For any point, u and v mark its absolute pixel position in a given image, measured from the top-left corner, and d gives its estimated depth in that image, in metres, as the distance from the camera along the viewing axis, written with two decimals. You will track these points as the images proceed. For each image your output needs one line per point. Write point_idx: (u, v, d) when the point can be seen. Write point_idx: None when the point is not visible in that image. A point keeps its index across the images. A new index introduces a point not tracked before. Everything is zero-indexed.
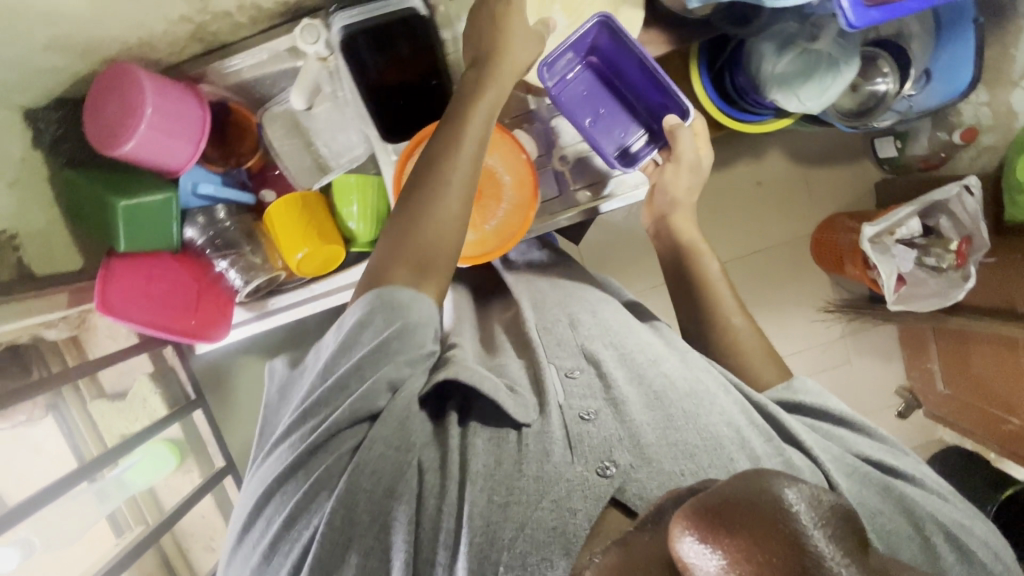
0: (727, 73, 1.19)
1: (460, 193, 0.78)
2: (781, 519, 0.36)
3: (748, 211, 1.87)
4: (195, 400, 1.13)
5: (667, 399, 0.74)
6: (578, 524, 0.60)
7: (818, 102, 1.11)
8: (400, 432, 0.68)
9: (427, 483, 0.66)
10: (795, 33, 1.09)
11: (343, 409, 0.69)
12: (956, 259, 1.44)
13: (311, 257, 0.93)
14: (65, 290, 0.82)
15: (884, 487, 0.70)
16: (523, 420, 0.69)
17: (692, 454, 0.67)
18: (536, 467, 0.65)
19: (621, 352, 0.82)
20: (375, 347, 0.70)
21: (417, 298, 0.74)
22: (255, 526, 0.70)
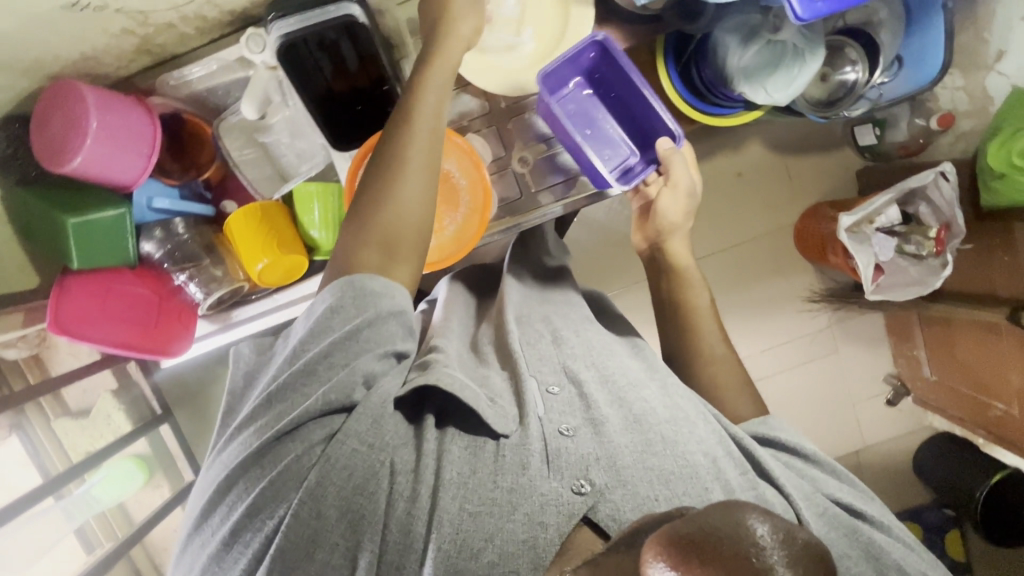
0: (694, 67, 1.17)
1: (419, 219, 0.77)
2: (745, 541, 0.40)
3: (730, 203, 1.85)
4: (161, 415, 1.17)
5: (646, 422, 0.75)
6: (547, 539, 0.62)
7: (785, 94, 1.09)
8: (374, 432, 0.67)
9: (399, 485, 0.65)
10: (758, 24, 1.08)
11: (317, 397, 0.66)
12: (934, 246, 1.43)
13: (272, 267, 0.93)
14: (22, 309, 0.82)
15: (850, 529, 0.72)
16: (502, 435, 0.70)
17: (667, 478, 0.68)
18: (506, 478, 0.66)
19: (603, 374, 0.83)
20: (353, 333, 0.68)
21: (392, 286, 0.72)
22: (213, 517, 0.67)
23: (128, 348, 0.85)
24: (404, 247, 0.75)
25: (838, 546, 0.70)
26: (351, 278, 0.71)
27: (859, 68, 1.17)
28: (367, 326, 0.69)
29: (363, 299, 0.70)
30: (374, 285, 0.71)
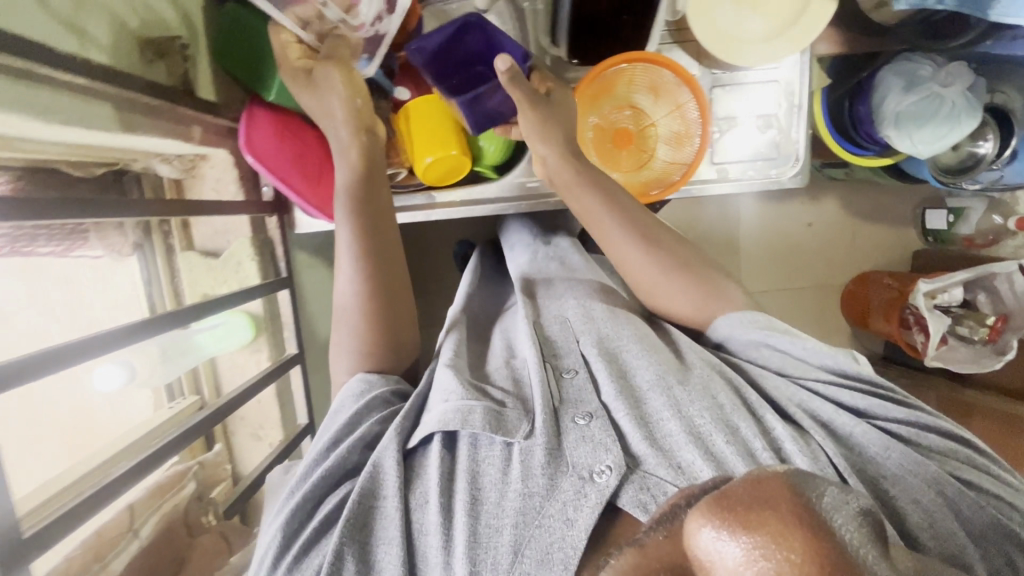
0: (847, 102, 1.22)
1: (397, 288, 0.74)
2: (802, 500, 0.28)
3: (792, 254, 1.81)
4: (286, 280, 0.88)
5: (656, 394, 0.62)
6: (576, 536, 0.50)
7: (929, 149, 1.13)
8: (373, 480, 0.58)
9: (418, 522, 0.56)
10: (924, 77, 1.13)
11: (326, 467, 0.60)
12: (990, 333, 1.44)
13: (437, 165, 0.90)
14: (160, 118, 0.65)
15: (885, 451, 0.56)
16: (505, 437, 0.59)
17: (686, 444, 0.56)
18: (521, 484, 0.55)
19: (608, 346, 0.70)
20: (358, 415, 0.64)
21: (386, 377, 0.70)
22: None
23: (296, 194, 0.79)
24: (391, 338, 0.72)
25: (876, 464, 0.56)
26: (365, 374, 0.69)
27: (991, 143, 1.21)
28: (369, 409, 0.65)
29: (391, 379, 0.70)
30: (377, 377, 0.69)
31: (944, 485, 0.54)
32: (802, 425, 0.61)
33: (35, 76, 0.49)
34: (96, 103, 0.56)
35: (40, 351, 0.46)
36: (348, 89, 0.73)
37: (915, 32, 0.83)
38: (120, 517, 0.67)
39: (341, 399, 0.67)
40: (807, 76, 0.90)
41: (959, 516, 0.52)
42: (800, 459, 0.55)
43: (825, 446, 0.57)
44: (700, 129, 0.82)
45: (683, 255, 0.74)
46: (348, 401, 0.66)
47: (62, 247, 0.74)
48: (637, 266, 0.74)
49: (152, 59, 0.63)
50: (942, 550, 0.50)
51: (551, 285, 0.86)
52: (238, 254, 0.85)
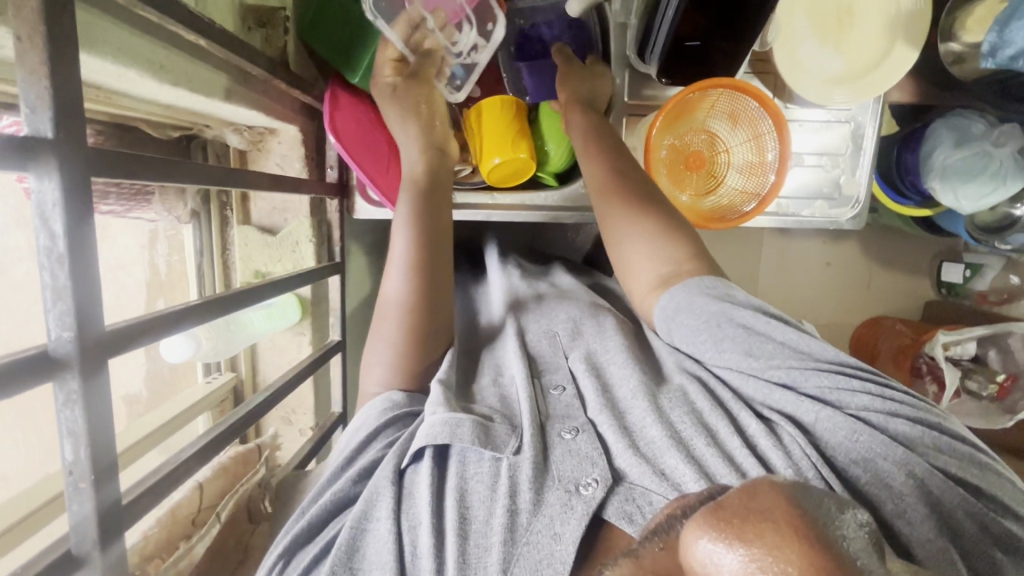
0: (897, 148, 1.25)
1: (438, 299, 0.72)
2: (801, 513, 0.28)
3: (808, 292, 1.80)
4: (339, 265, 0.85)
5: (638, 403, 0.60)
6: (565, 550, 0.47)
7: (971, 205, 1.14)
8: (370, 501, 0.54)
9: (411, 540, 0.51)
10: (976, 134, 1.14)
11: (323, 502, 0.56)
12: (999, 390, 1.47)
13: (504, 167, 0.89)
14: (252, 87, 0.64)
15: (851, 437, 0.52)
16: (494, 451, 0.56)
17: (669, 447, 0.54)
18: (507, 500, 0.51)
19: (595, 362, 0.69)
20: (370, 436, 0.61)
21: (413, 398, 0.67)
22: None
23: (365, 176, 0.77)
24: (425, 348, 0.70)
25: (842, 450, 0.53)
26: (390, 392, 0.66)
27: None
28: (383, 428, 0.62)
29: (415, 400, 0.66)
30: (403, 396, 0.66)
31: (914, 469, 0.50)
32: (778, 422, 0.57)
33: (160, 35, 0.48)
34: (203, 67, 0.54)
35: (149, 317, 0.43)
36: (424, 109, 0.75)
37: (990, 90, 0.84)
38: (190, 494, 0.63)
39: (357, 420, 0.65)
40: (879, 121, 0.91)
41: (929, 501, 0.49)
42: (778, 461, 0.52)
43: (804, 445, 0.53)
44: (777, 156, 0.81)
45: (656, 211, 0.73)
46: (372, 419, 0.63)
47: (124, 208, 0.73)
48: (628, 237, 0.72)
49: (253, 27, 0.63)
50: (921, 539, 0.48)
51: (544, 304, 0.84)
52: (295, 233, 0.83)
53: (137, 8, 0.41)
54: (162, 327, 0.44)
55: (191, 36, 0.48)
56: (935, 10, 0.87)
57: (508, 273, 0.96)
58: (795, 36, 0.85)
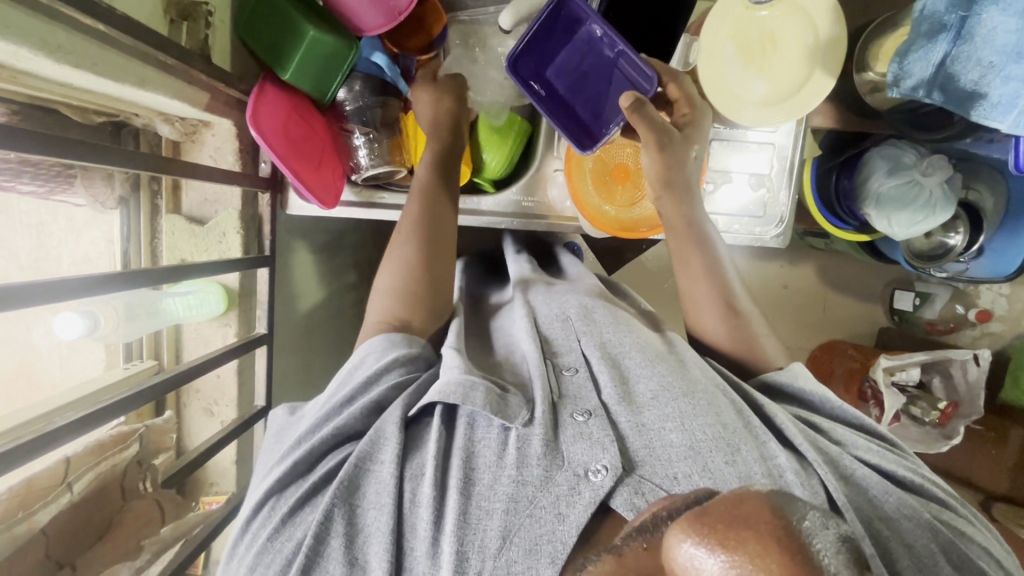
0: (835, 174, 1.29)
1: (434, 286, 0.76)
2: (783, 523, 0.29)
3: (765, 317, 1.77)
4: (268, 258, 0.86)
5: (657, 404, 0.63)
6: (566, 532, 0.51)
7: (904, 232, 1.18)
8: (376, 447, 0.59)
9: (411, 490, 0.57)
10: (907, 164, 1.19)
11: (334, 428, 0.62)
12: (940, 417, 1.46)
13: None
14: (179, 78, 0.66)
15: (884, 494, 0.58)
16: (504, 420, 0.60)
17: (683, 457, 0.57)
18: (515, 471, 0.56)
19: (609, 351, 0.71)
20: (376, 375, 0.64)
21: (410, 340, 0.69)
22: (243, 543, 0.59)
23: (296, 177, 0.78)
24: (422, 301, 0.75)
25: (876, 504, 0.58)
26: (389, 334, 0.69)
27: (960, 236, 1.26)
28: (386, 369, 0.65)
29: (412, 342, 0.69)
30: (400, 338, 0.69)
31: (939, 533, 0.56)
32: (793, 453, 0.63)
33: (57, 16, 0.49)
34: (112, 51, 0.56)
35: (17, 283, 0.44)
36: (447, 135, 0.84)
37: (901, 120, 0.87)
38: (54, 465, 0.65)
39: (355, 358, 0.68)
40: (800, 143, 0.95)
41: (952, 560, 0.54)
42: (800, 491, 0.56)
43: (825, 480, 0.58)
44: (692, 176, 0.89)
45: (709, 261, 0.80)
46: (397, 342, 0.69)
47: (45, 188, 0.74)
48: (685, 277, 0.82)
49: (175, 19, 0.66)
50: None
51: (555, 288, 0.87)
52: (223, 224, 0.85)
53: None
54: (21, 296, 0.45)
55: (89, 19, 0.50)
56: (851, 42, 0.92)
57: (523, 264, 1.00)
58: (722, 63, 0.88)
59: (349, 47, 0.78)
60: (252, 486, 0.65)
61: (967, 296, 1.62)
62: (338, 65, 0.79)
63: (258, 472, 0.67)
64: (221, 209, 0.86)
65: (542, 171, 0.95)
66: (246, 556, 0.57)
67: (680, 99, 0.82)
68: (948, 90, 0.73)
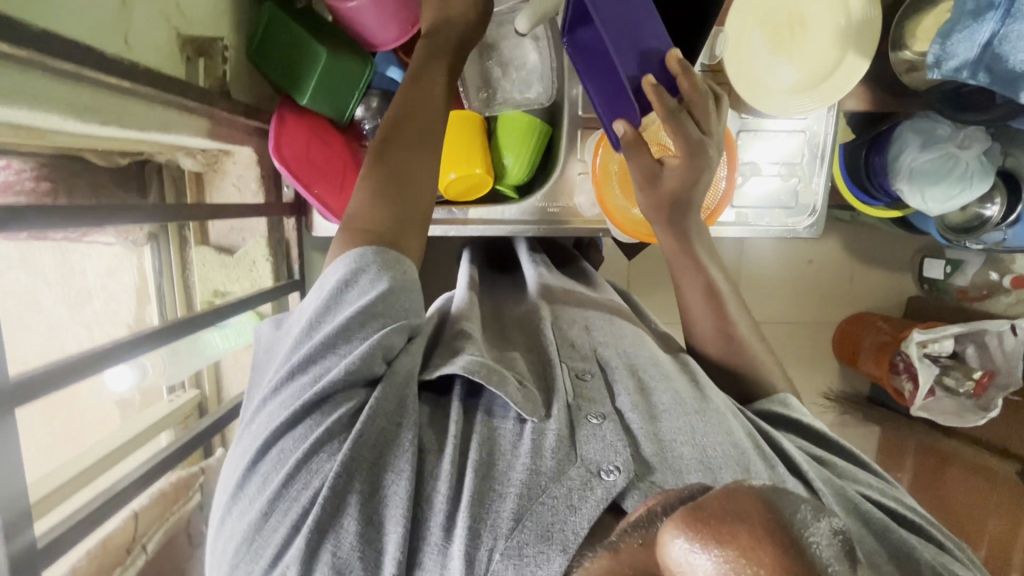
0: (865, 150, 1.25)
1: (410, 217, 0.68)
2: (774, 516, 0.29)
3: (790, 287, 1.71)
4: (299, 283, 0.89)
5: (670, 416, 0.63)
6: (578, 522, 0.50)
7: (939, 207, 1.15)
8: (402, 410, 0.59)
9: (430, 464, 0.57)
10: (942, 137, 1.14)
11: (336, 366, 0.58)
12: (975, 387, 1.45)
13: (461, 181, 0.90)
14: (202, 116, 0.65)
15: (891, 526, 0.57)
16: (521, 413, 0.60)
17: (695, 469, 0.57)
18: (530, 460, 0.56)
19: (631, 363, 0.72)
20: (370, 308, 0.60)
21: (400, 261, 0.65)
22: (251, 486, 0.56)
23: (319, 201, 0.78)
24: (393, 218, 0.66)
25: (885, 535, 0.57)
26: (368, 250, 0.64)
27: (997, 207, 1.22)
28: (378, 303, 0.61)
29: (399, 267, 0.65)
30: (389, 258, 0.64)
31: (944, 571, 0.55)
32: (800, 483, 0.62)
33: (87, 81, 0.49)
34: (136, 103, 0.55)
35: (43, 369, 0.46)
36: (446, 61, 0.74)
37: (942, 100, 0.83)
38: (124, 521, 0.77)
39: (341, 274, 0.63)
40: (832, 129, 0.91)
41: None
42: None
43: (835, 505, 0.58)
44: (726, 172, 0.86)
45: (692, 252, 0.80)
46: (372, 263, 0.63)
47: (77, 233, 0.75)
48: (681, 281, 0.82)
49: (191, 56, 0.65)
50: None
51: (575, 300, 0.88)
52: (253, 253, 0.86)
53: (49, 61, 0.42)
54: (51, 380, 0.47)
55: (112, 79, 0.49)
56: (886, 18, 0.87)
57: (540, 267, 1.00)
58: (749, 49, 0.84)
59: (362, 62, 0.76)
60: (243, 427, 0.63)
61: (1002, 262, 1.50)
62: (354, 82, 0.78)
63: (256, 387, 0.66)
64: (249, 236, 0.86)
65: (565, 176, 0.93)
66: (256, 498, 0.55)
67: (676, 138, 0.69)
68: (996, 70, 0.70)
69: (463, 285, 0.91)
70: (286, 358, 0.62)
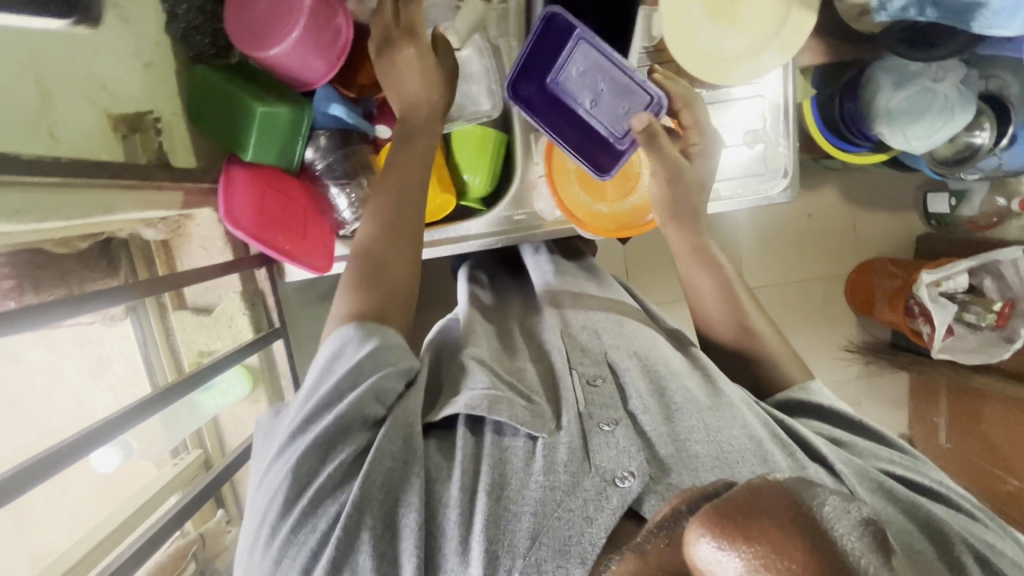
0: (837, 98, 1.19)
1: (393, 286, 0.70)
2: (799, 511, 0.29)
3: (791, 245, 1.66)
4: (279, 329, 0.91)
5: (682, 415, 0.64)
6: (594, 533, 0.52)
7: (923, 144, 1.11)
8: (408, 446, 0.58)
9: (440, 492, 0.57)
10: (915, 72, 1.10)
11: (335, 415, 0.59)
12: (997, 320, 1.39)
13: (425, 204, 0.89)
14: (148, 188, 0.67)
15: (911, 502, 0.60)
16: (530, 430, 0.60)
17: (711, 467, 0.59)
18: (543, 476, 0.56)
19: (646, 358, 0.72)
20: (360, 365, 0.61)
21: (384, 328, 0.66)
22: (261, 535, 0.56)
23: (284, 254, 0.79)
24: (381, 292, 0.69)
25: (906, 513, 0.59)
26: (347, 328, 0.65)
27: (987, 133, 1.17)
28: (369, 360, 0.62)
29: (379, 328, 0.65)
30: (372, 328, 0.65)
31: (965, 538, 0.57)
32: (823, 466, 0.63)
33: (12, 183, 0.51)
34: (71, 193, 0.57)
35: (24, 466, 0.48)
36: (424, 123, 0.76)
37: (897, 42, 0.79)
38: None
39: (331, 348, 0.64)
40: (790, 88, 0.89)
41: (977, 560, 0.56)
42: None
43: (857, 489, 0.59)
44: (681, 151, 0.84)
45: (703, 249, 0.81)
46: (359, 331, 0.64)
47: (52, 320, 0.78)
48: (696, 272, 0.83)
49: (126, 133, 0.66)
50: None
51: (583, 299, 0.85)
52: (229, 309, 0.88)
53: None
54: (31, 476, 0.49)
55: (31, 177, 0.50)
56: None
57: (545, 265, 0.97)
58: (688, 24, 0.82)
59: (300, 107, 0.78)
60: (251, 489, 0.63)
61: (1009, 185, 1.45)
62: (295, 129, 0.79)
63: (256, 465, 0.65)
64: (224, 293, 0.88)
65: (526, 181, 0.92)
66: (267, 548, 0.55)
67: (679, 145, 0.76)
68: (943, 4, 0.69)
69: (463, 303, 0.90)
70: (285, 424, 0.63)
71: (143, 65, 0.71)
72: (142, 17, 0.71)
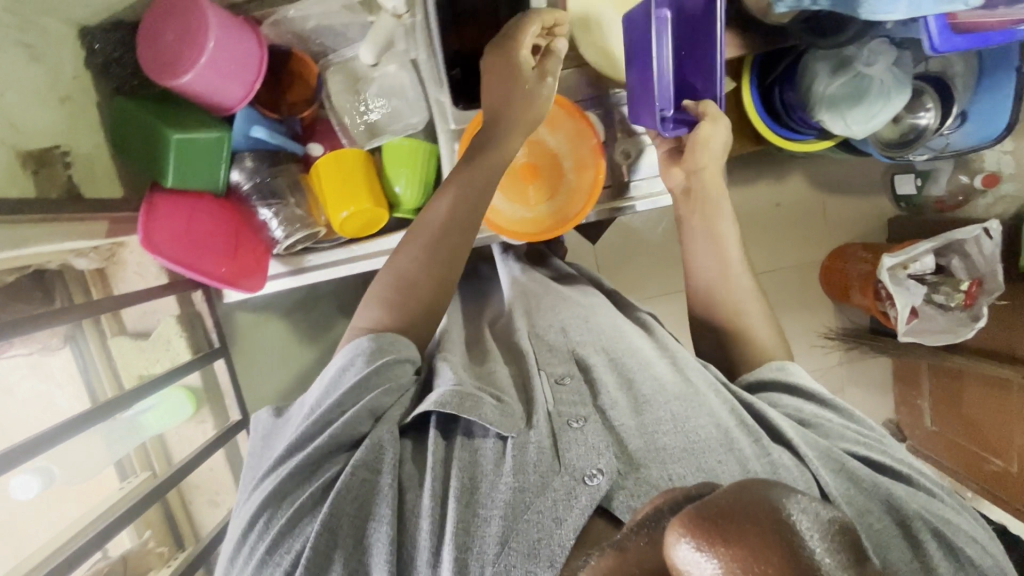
0: (777, 88, 1.18)
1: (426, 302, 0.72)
2: (780, 518, 0.26)
3: (760, 236, 1.66)
4: (219, 348, 0.97)
5: (654, 406, 0.63)
6: (563, 535, 0.51)
7: (863, 127, 1.11)
8: (377, 457, 0.58)
9: (411, 502, 0.56)
10: (848, 58, 1.10)
11: (325, 437, 0.59)
12: (965, 299, 1.36)
13: (355, 217, 0.88)
14: (65, 220, 0.69)
15: (879, 485, 0.59)
16: (498, 430, 0.59)
17: (679, 458, 0.58)
18: (512, 478, 0.55)
19: (616, 356, 0.72)
20: (361, 384, 0.62)
21: (398, 340, 0.67)
22: (239, 557, 0.57)
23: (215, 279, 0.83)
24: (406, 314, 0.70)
25: (874, 496, 0.58)
26: (357, 341, 0.66)
27: (930, 113, 1.17)
28: (369, 381, 0.62)
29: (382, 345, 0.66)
30: (377, 345, 0.66)
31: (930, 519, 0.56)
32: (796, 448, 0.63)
33: None
34: None
35: None
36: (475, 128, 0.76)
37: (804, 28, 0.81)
38: None
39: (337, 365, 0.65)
40: None
41: (938, 540, 0.55)
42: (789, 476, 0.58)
43: (825, 475, 0.58)
44: (591, 155, 0.84)
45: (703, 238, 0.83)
46: (365, 351, 0.65)
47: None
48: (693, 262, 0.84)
49: (36, 169, 0.69)
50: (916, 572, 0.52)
51: (548, 299, 0.85)
52: (166, 332, 0.94)
53: None
54: None
55: None
56: None
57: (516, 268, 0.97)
58: None
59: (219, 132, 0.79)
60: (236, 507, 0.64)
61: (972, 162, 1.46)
62: (216, 155, 0.80)
63: (251, 475, 0.67)
64: (161, 317, 0.93)
65: None
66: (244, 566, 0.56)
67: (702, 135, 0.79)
68: None
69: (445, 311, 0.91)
70: (278, 447, 0.64)
71: (59, 100, 0.73)
72: (57, 54, 0.73)
